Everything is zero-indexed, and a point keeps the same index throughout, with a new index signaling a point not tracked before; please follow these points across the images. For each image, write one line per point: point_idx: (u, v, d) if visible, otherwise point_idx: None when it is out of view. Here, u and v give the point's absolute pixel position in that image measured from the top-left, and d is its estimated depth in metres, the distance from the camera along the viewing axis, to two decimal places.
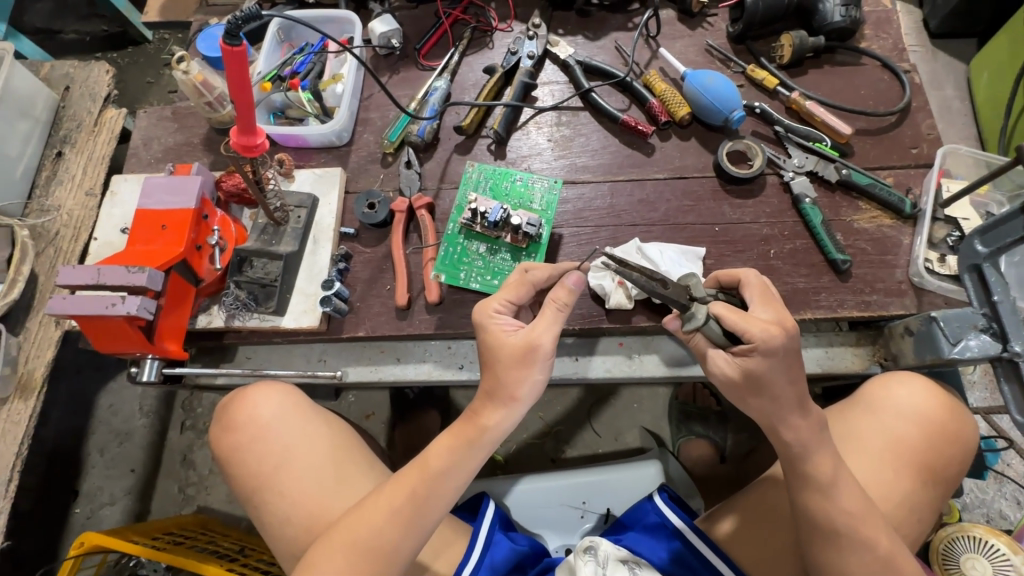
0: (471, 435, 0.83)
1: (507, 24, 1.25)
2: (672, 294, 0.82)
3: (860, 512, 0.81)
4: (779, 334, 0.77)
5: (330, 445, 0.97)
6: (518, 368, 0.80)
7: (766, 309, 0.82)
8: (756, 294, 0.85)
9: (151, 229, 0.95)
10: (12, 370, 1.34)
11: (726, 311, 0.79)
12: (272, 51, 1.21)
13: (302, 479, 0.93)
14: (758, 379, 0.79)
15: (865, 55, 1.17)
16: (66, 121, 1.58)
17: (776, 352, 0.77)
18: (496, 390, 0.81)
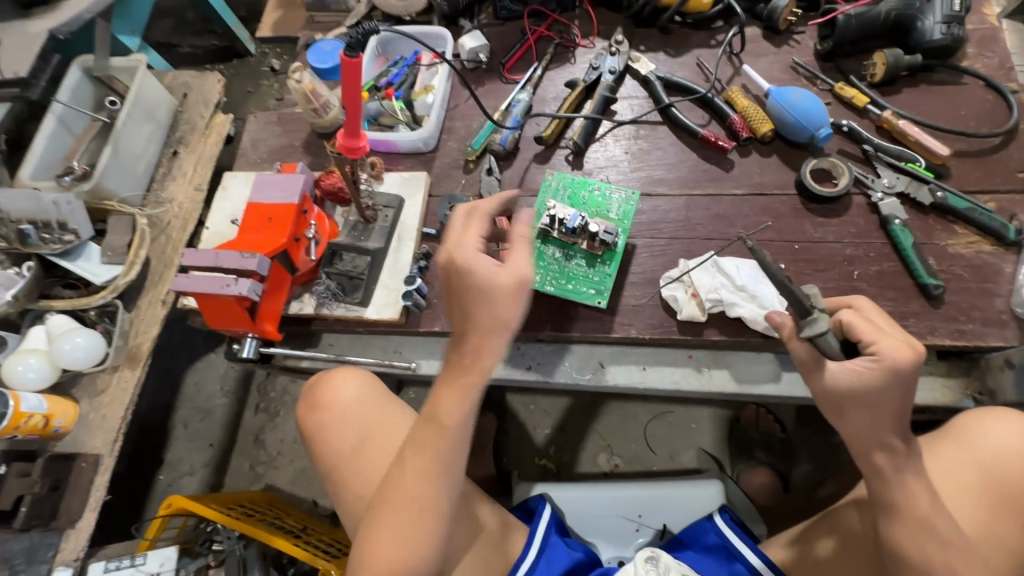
0: (464, 380, 0.84)
1: (589, 41, 1.30)
2: (801, 295, 0.73)
3: (955, 542, 0.77)
4: (912, 354, 0.76)
5: (384, 413, 1.03)
6: (507, 309, 0.83)
7: (894, 329, 0.81)
8: (876, 315, 0.83)
9: (260, 221, 1.05)
10: (125, 342, 1.51)
11: (857, 320, 0.80)
12: (370, 63, 1.31)
13: (366, 449, 1.01)
14: (872, 391, 0.76)
15: (966, 74, 1.12)
16: (182, 124, 1.77)
17: (903, 371, 0.75)
18: (480, 326, 0.83)
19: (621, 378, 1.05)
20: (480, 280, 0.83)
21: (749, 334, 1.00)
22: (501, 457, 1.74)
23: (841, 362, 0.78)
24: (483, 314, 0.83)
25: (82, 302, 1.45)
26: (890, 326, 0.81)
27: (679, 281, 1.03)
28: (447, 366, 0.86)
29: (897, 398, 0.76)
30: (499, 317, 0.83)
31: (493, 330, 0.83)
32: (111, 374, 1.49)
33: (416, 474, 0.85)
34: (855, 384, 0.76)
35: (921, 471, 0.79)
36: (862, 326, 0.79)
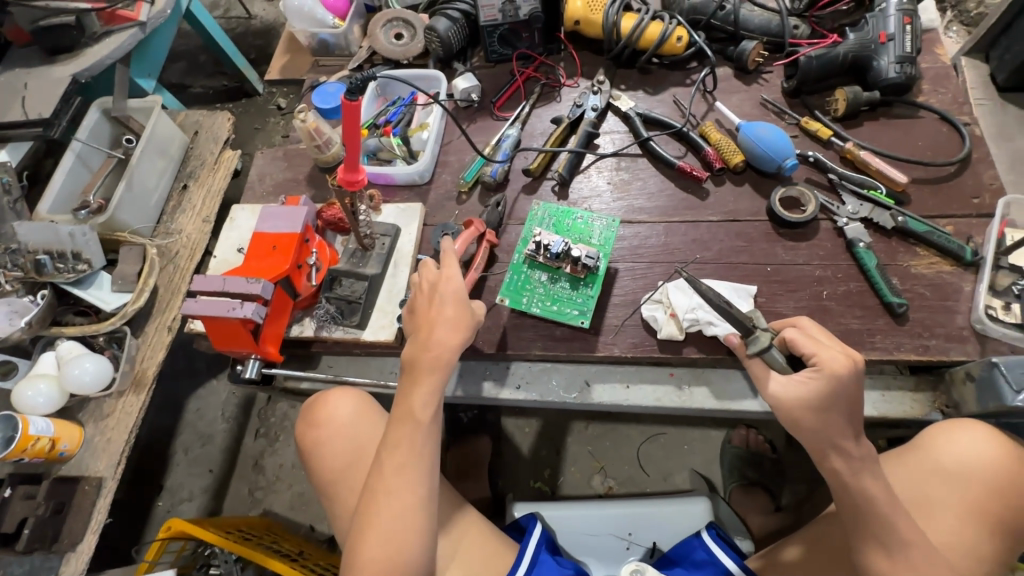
0: (429, 372, 0.93)
1: (574, 81, 1.40)
2: (742, 315, 0.89)
3: (916, 545, 0.81)
4: (848, 363, 0.85)
5: (376, 426, 1.08)
6: (458, 310, 0.95)
7: (832, 342, 0.89)
8: (817, 331, 0.91)
9: (264, 249, 1.13)
10: (131, 367, 1.56)
11: (799, 335, 0.89)
12: (370, 103, 1.40)
13: (358, 461, 1.05)
14: (822, 397, 0.84)
15: (923, 108, 1.21)
16: (192, 160, 1.86)
17: (843, 378, 0.84)
18: (431, 316, 0.95)
19: (606, 395, 1.10)
20: (444, 292, 0.96)
21: (726, 352, 1.05)
22: (497, 480, 1.76)
23: (786, 377, 0.87)
24: (443, 316, 0.94)
25: (92, 328, 1.50)
26: (830, 339, 0.90)
27: (659, 301, 1.09)
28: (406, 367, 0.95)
29: (845, 403, 0.84)
30: (455, 318, 0.94)
31: (451, 328, 0.94)
32: (117, 399, 1.53)
33: (396, 468, 0.91)
34: (802, 392, 0.85)
35: (878, 473, 0.84)
36: (802, 340, 0.88)
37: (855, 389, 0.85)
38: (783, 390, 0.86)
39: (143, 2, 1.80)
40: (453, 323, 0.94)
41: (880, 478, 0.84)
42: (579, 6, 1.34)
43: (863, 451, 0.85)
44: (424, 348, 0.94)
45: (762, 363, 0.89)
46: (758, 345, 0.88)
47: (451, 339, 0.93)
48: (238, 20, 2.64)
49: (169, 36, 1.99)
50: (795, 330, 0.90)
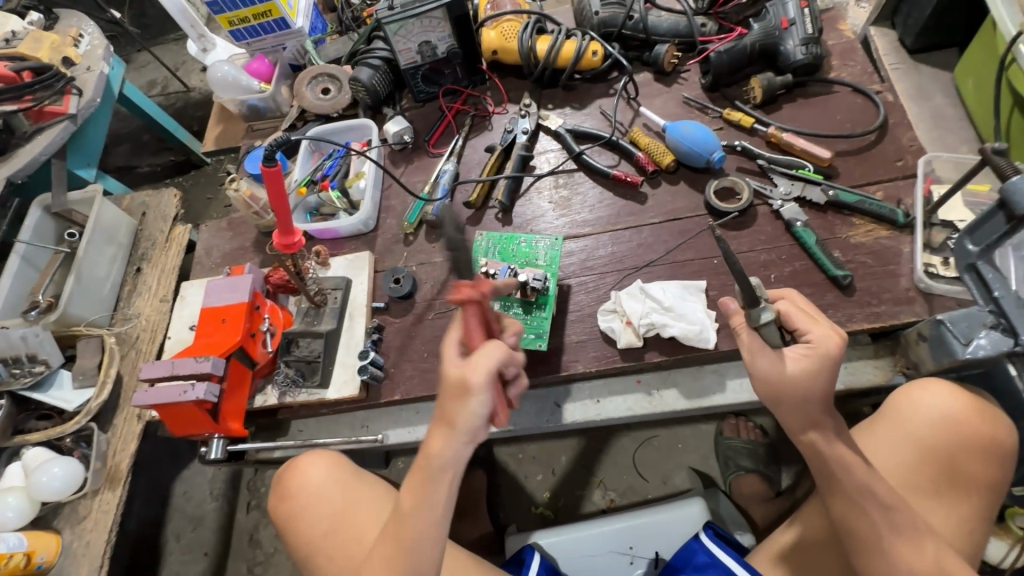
0: (437, 479, 0.80)
1: (502, 108, 1.43)
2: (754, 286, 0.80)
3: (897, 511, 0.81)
4: (840, 341, 0.83)
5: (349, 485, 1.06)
6: (463, 401, 0.77)
7: (820, 318, 0.86)
8: (806, 307, 0.88)
9: (214, 323, 1.10)
10: (102, 463, 1.51)
11: (793, 311, 0.86)
12: (306, 160, 1.40)
13: (334, 533, 1.02)
14: (810, 376, 0.81)
15: (835, 84, 1.25)
16: (143, 242, 1.84)
17: (834, 356, 0.82)
18: (444, 416, 0.80)
19: (577, 413, 1.10)
20: (450, 383, 0.79)
21: (686, 351, 1.05)
22: (497, 512, 1.73)
23: (779, 355, 0.83)
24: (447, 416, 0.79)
25: (56, 430, 1.46)
26: (818, 315, 0.87)
27: (614, 311, 1.09)
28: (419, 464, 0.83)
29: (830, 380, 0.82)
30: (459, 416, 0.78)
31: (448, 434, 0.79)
32: (92, 499, 1.48)
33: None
34: (791, 370, 0.81)
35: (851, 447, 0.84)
36: (796, 315, 0.85)
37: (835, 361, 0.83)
38: (777, 367, 0.82)
39: (71, 94, 1.78)
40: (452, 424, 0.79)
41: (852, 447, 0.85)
42: (494, 36, 1.38)
43: (833, 425, 0.84)
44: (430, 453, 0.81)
45: (754, 335, 0.84)
46: (761, 319, 0.81)
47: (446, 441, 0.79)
48: (176, 94, 2.65)
49: (105, 123, 1.97)
50: (788, 306, 0.86)
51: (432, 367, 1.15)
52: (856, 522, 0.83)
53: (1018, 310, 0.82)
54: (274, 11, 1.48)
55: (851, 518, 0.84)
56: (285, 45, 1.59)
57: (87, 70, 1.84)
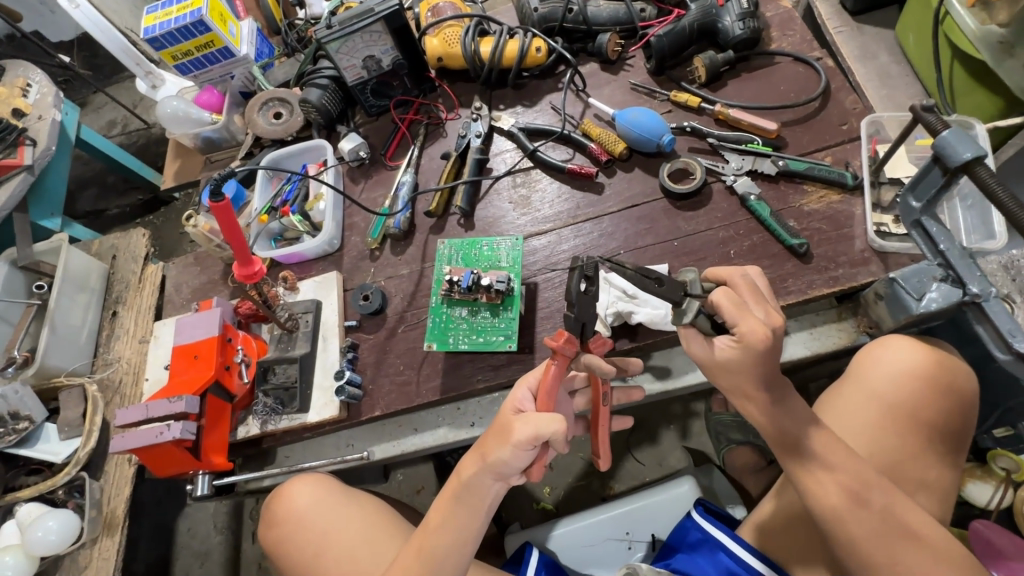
0: (463, 500, 0.85)
1: (455, 113, 1.43)
2: (668, 290, 0.80)
3: (842, 467, 0.80)
4: (768, 336, 0.75)
5: (338, 506, 1.07)
6: (497, 442, 0.81)
7: (756, 304, 0.79)
8: (746, 292, 0.80)
9: (185, 360, 1.10)
10: (98, 511, 1.46)
11: (725, 302, 0.77)
12: (265, 187, 1.39)
13: (322, 554, 1.03)
14: (734, 365, 0.78)
15: (777, 54, 1.26)
16: (116, 285, 1.71)
17: (761, 351, 0.76)
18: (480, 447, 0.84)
19: None
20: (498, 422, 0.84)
21: (655, 335, 1.07)
22: (500, 513, 1.74)
23: (708, 342, 0.81)
24: (481, 450, 0.83)
25: (47, 483, 1.40)
26: (758, 302, 0.79)
27: None
28: (444, 488, 0.88)
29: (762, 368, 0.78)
30: (492, 456, 0.80)
31: (479, 467, 0.82)
32: (92, 548, 1.44)
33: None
34: (716, 358, 0.80)
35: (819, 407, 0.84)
36: (726, 308, 0.77)
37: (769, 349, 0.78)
38: (706, 355, 0.81)
39: (25, 145, 1.73)
40: (487, 463, 0.81)
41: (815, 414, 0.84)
42: (437, 44, 1.39)
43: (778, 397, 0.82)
44: (459, 479, 0.86)
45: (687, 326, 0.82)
46: (685, 317, 0.80)
47: (473, 470, 0.83)
48: (136, 132, 2.61)
49: (66, 170, 1.92)
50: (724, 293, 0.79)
51: (409, 379, 1.15)
52: (806, 479, 0.80)
53: (963, 260, 0.84)
54: (217, 41, 1.47)
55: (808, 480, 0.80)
56: (232, 74, 1.58)
57: (39, 120, 1.80)
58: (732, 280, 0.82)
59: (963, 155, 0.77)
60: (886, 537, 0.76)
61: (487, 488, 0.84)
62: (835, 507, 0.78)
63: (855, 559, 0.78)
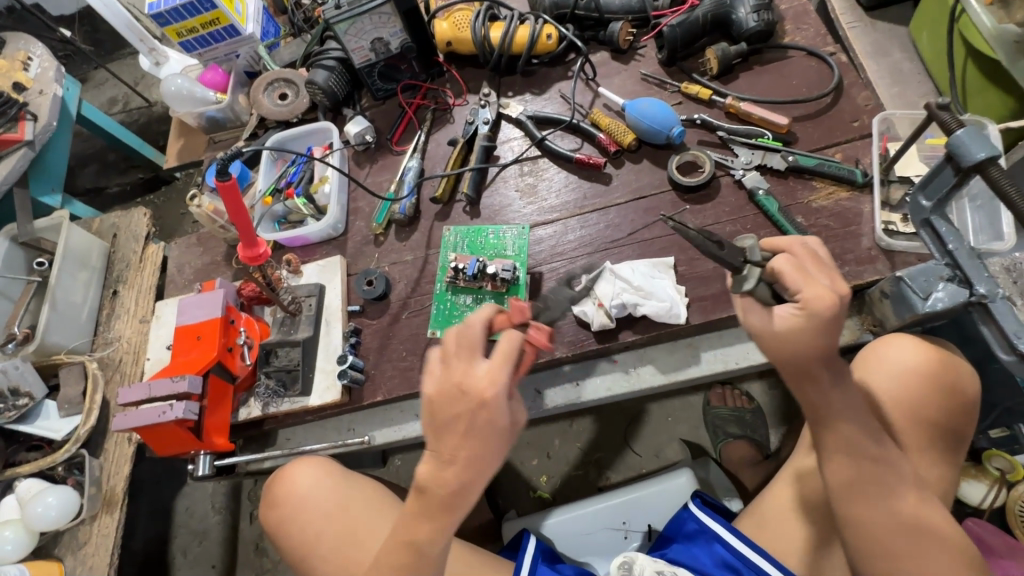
0: (437, 509, 0.77)
1: (462, 99, 1.42)
2: (728, 257, 0.74)
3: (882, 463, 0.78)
4: (835, 301, 0.71)
5: (339, 488, 1.08)
6: (491, 441, 0.75)
7: (819, 272, 0.75)
8: (808, 259, 0.76)
9: (188, 341, 1.10)
10: (97, 488, 1.45)
11: (788, 269, 0.74)
12: (269, 169, 1.38)
13: (326, 534, 1.04)
14: (801, 335, 0.73)
15: (790, 48, 1.25)
16: (117, 264, 1.68)
17: (826, 320, 0.72)
18: (441, 437, 0.77)
19: (558, 398, 1.12)
20: (474, 418, 0.75)
21: (658, 328, 1.07)
22: (497, 499, 1.75)
23: (768, 312, 0.76)
24: (462, 449, 0.76)
25: (47, 460, 1.39)
26: (818, 270, 0.75)
27: (584, 294, 1.10)
28: (413, 495, 0.80)
29: (831, 338, 0.73)
30: (484, 454, 0.75)
31: (466, 469, 0.76)
32: (91, 524, 1.43)
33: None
34: (784, 329, 0.74)
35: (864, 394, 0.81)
36: (790, 275, 0.73)
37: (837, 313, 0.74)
38: (763, 325, 0.76)
39: (25, 120, 1.71)
40: (465, 460, 0.75)
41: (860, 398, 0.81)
42: (446, 27, 1.37)
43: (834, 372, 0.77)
44: (432, 482, 0.77)
45: (745, 296, 0.78)
46: (748, 284, 0.75)
47: (458, 476, 0.76)
48: (138, 110, 2.58)
49: (66, 148, 1.90)
50: (786, 260, 0.75)
51: (412, 365, 1.16)
52: (839, 462, 0.79)
53: (971, 261, 0.85)
54: (222, 18, 1.45)
55: (838, 471, 0.79)
56: (237, 53, 1.56)
57: (40, 94, 1.78)
58: (790, 248, 0.77)
59: (977, 155, 0.77)
60: (901, 523, 0.77)
61: (469, 497, 0.77)
62: (854, 501, 0.79)
63: (868, 543, 0.79)
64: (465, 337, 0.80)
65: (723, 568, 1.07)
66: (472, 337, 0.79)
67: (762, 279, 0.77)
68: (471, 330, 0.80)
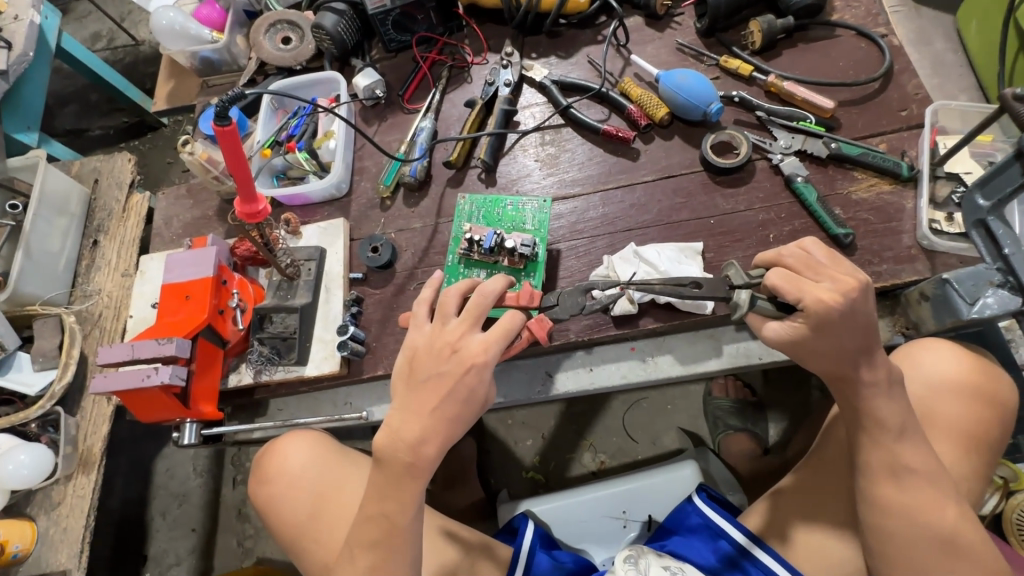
0: (403, 478, 0.77)
1: (482, 57, 1.31)
2: (711, 288, 0.86)
3: (930, 477, 0.78)
4: (838, 301, 0.75)
5: (334, 464, 1.03)
6: (462, 408, 0.77)
7: (819, 277, 0.79)
8: (801, 266, 0.81)
9: (176, 300, 1.01)
10: (74, 448, 1.35)
11: (781, 280, 0.78)
12: (269, 119, 1.28)
13: (320, 512, 0.99)
14: (816, 338, 0.78)
15: (839, 26, 1.17)
16: (98, 212, 1.56)
17: (834, 319, 0.75)
18: (418, 392, 0.78)
19: (571, 383, 1.07)
20: (454, 380, 0.77)
21: (682, 316, 1.01)
22: (489, 478, 1.71)
23: (778, 321, 0.82)
24: (432, 409, 0.77)
25: (19, 416, 1.29)
26: (816, 273, 0.79)
27: (607, 276, 1.05)
28: (374, 469, 0.79)
29: (856, 337, 0.77)
30: (448, 420, 0.77)
31: (431, 430, 0.76)
32: (65, 484, 1.34)
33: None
34: (793, 336, 0.79)
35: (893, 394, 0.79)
36: (782, 284, 0.78)
37: (864, 315, 0.77)
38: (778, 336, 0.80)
39: None
40: (438, 420, 0.76)
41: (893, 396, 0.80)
42: None
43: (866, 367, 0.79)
44: (393, 445, 0.77)
45: (758, 314, 0.84)
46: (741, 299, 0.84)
47: (419, 433, 0.76)
48: (123, 49, 2.40)
49: (44, 84, 1.73)
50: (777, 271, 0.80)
51: None
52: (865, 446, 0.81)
53: None
54: None
55: (878, 475, 0.80)
56: None
57: (15, 20, 1.62)
58: (781, 259, 0.83)
59: None
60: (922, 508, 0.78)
61: (431, 464, 0.77)
62: (888, 503, 0.79)
63: (882, 528, 0.80)
64: (474, 303, 0.80)
65: (724, 564, 1.00)
66: (481, 304, 0.79)
67: (761, 294, 0.84)
68: (484, 298, 0.80)
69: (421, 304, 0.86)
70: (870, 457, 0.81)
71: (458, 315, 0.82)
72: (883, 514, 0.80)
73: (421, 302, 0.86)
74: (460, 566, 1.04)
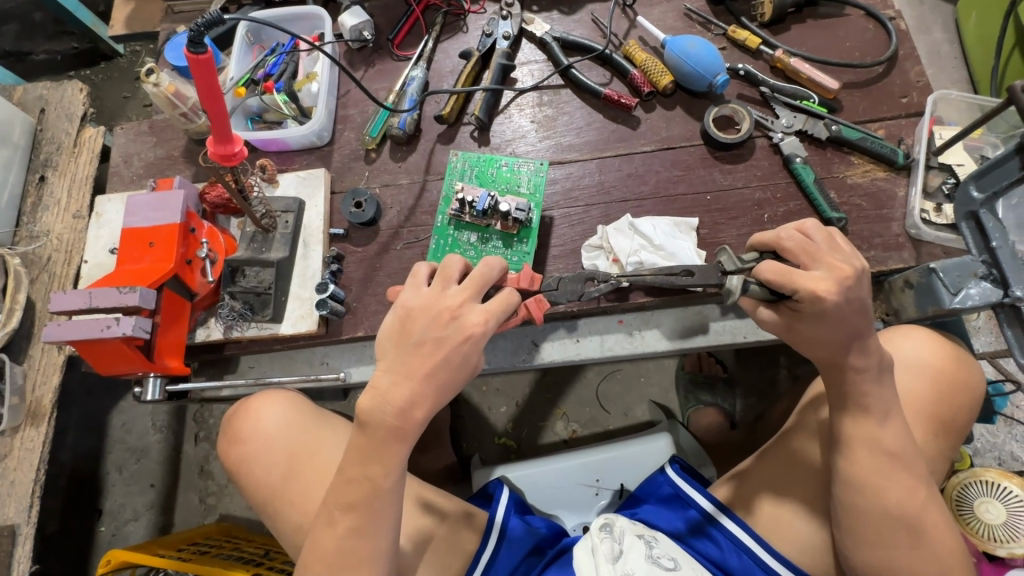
0: (385, 444, 0.74)
1: (479, 5, 1.23)
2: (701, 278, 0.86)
3: (900, 458, 0.81)
4: (830, 292, 0.77)
5: (308, 429, 1.00)
6: (454, 376, 0.75)
7: (815, 263, 0.80)
8: (799, 252, 0.81)
9: (139, 247, 0.94)
10: (20, 399, 1.25)
11: (772, 275, 0.79)
12: (244, 55, 1.18)
13: (291, 477, 0.96)
14: (814, 319, 0.80)
15: (849, 5, 1.14)
16: (45, 144, 1.41)
17: (828, 307, 0.77)
18: (410, 356, 0.75)
19: (555, 352, 1.06)
20: (450, 347, 0.74)
21: (673, 293, 1.00)
22: (461, 443, 1.71)
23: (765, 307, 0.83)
24: (424, 375, 0.74)
25: None
26: (814, 259, 0.80)
27: (602, 247, 1.03)
28: (357, 432, 0.76)
29: (846, 324, 0.78)
30: (439, 387, 0.74)
31: (420, 396, 0.74)
32: (12, 436, 1.25)
33: (338, 541, 0.75)
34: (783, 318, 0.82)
35: (871, 379, 0.81)
36: (775, 276, 0.78)
37: (863, 302, 0.79)
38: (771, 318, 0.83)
39: None
40: (429, 387, 0.74)
41: (873, 381, 0.81)
42: None
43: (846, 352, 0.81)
44: (378, 408, 0.74)
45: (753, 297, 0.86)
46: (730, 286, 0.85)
47: (408, 397, 0.74)
48: None
49: None
50: (769, 262, 0.80)
51: None
52: (846, 426, 0.84)
53: (1012, 262, 0.82)
54: None
55: (855, 454, 0.83)
56: None
57: None
58: (780, 243, 0.83)
59: None
60: (883, 485, 0.81)
61: (418, 429, 0.75)
62: (859, 481, 0.82)
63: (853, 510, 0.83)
64: (478, 274, 0.79)
65: (692, 533, 1.03)
66: (487, 276, 0.79)
67: (751, 279, 0.85)
68: (488, 270, 0.80)
69: (423, 265, 0.83)
70: (842, 438, 0.84)
71: (459, 284, 0.80)
72: (855, 492, 0.82)
73: (423, 264, 0.83)
74: (437, 531, 1.03)
